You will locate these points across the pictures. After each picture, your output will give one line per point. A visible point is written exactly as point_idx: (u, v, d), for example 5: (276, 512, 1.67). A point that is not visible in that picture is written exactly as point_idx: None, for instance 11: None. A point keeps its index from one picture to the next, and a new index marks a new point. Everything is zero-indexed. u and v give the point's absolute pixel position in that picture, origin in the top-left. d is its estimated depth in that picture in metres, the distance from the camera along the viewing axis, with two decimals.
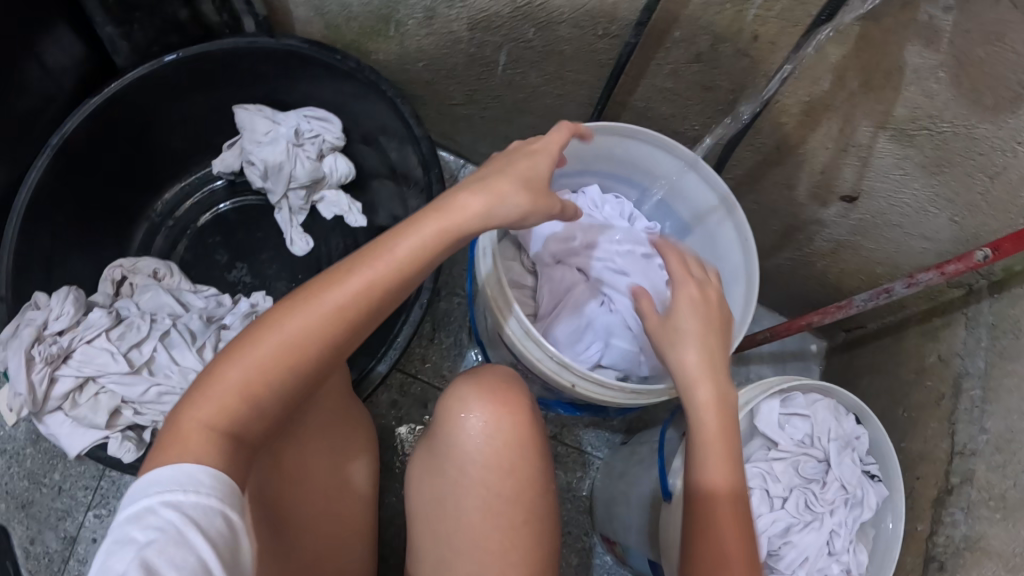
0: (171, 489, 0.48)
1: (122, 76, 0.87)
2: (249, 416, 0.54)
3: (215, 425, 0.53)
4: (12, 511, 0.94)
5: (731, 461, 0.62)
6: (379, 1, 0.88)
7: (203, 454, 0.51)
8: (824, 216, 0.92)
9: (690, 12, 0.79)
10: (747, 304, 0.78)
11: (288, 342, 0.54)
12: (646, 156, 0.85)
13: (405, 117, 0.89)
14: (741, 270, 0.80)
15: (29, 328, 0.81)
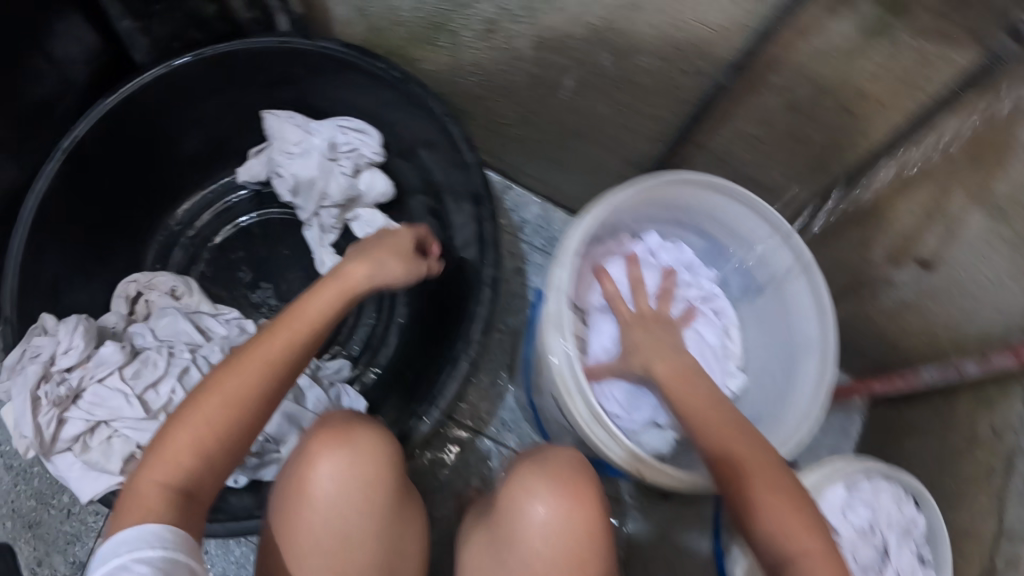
0: (145, 540, 0.50)
1: (139, 75, 0.80)
2: (202, 473, 0.55)
3: (171, 483, 0.54)
4: (18, 530, 0.88)
5: (760, 453, 0.63)
6: (433, 7, 0.80)
7: (161, 513, 0.52)
8: (896, 278, 0.85)
9: (793, 59, 0.71)
10: (818, 381, 0.74)
11: (230, 398, 0.56)
12: (721, 210, 0.79)
13: (455, 139, 0.81)
14: (814, 343, 0.76)
15: (34, 366, 0.73)
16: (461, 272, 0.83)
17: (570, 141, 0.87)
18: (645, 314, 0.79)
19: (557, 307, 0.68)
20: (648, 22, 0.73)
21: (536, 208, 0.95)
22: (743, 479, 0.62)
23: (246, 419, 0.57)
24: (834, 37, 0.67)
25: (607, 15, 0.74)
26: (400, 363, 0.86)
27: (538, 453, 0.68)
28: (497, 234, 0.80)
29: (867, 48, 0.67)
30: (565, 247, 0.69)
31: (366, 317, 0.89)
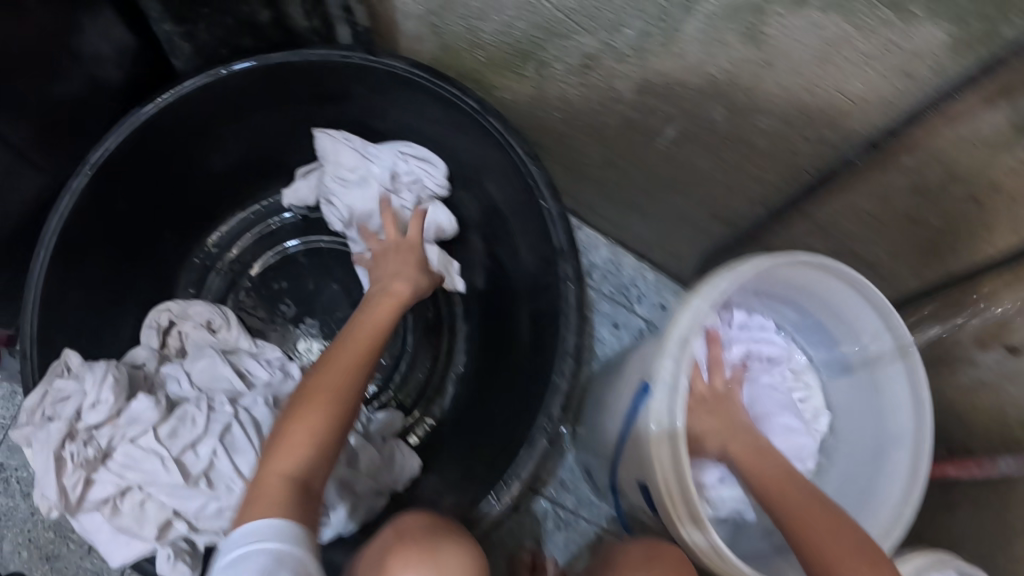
0: (268, 530, 0.47)
1: (179, 85, 0.70)
2: (320, 464, 0.54)
3: (294, 474, 0.52)
4: (34, 561, 0.79)
5: (834, 516, 0.64)
6: (522, 34, 0.72)
7: (287, 502, 0.50)
8: (980, 358, 0.73)
9: (933, 141, 0.63)
10: (912, 480, 0.69)
11: (329, 387, 0.57)
12: (821, 287, 0.73)
13: (536, 185, 0.71)
14: (909, 438, 0.71)
15: (59, 422, 0.64)
16: (535, 330, 0.76)
17: (668, 190, 0.84)
18: (707, 394, 0.76)
19: (666, 402, 0.62)
20: (779, 80, 0.66)
21: (605, 252, 0.97)
22: (817, 535, 0.63)
23: (348, 416, 0.57)
24: (984, 124, 0.59)
25: (730, 68, 0.67)
26: (464, 417, 0.81)
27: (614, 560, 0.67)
28: (583, 297, 0.70)
29: (1013, 140, 0.57)
30: (673, 328, 0.64)
31: (419, 368, 0.84)
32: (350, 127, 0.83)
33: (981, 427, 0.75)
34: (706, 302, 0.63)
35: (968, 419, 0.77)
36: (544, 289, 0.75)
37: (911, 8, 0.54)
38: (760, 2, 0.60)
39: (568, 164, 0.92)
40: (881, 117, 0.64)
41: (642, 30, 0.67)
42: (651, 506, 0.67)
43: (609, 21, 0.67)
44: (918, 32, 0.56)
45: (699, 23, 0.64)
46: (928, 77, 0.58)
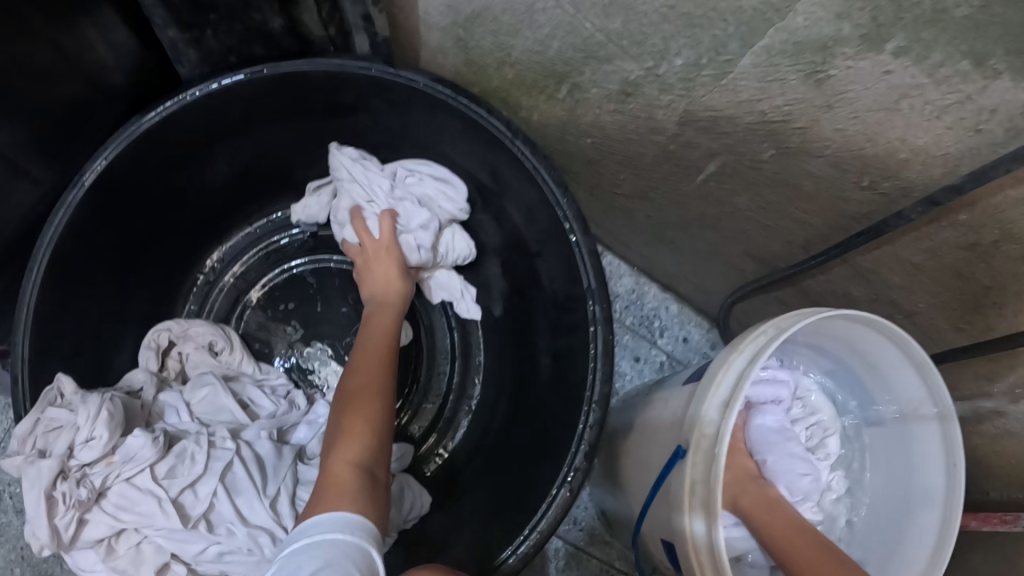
0: (352, 512, 0.49)
1: (181, 94, 0.65)
2: (378, 451, 0.58)
3: (358, 462, 0.55)
4: None
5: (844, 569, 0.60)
6: (556, 54, 0.67)
7: (358, 483, 0.53)
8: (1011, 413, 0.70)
9: (996, 201, 0.57)
10: (939, 543, 0.65)
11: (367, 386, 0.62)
12: (858, 339, 0.69)
13: (565, 219, 0.66)
14: (939, 500, 0.66)
15: (50, 460, 0.60)
16: (558, 370, 0.72)
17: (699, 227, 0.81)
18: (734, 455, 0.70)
19: (702, 467, 0.59)
20: (834, 124, 0.60)
21: (628, 280, 0.98)
22: None
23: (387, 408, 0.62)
24: None
25: (787, 108, 0.61)
26: (483, 453, 0.78)
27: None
28: (611, 340, 0.65)
29: None
30: (714, 389, 0.61)
31: (433, 398, 0.84)
32: (364, 139, 0.77)
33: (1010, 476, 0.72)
34: (745, 360, 0.60)
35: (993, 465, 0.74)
36: (568, 328, 0.70)
37: (994, 65, 0.47)
38: (826, 42, 0.53)
39: (599, 189, 0.88)
40: (942, 177, 0.57)
41: (691, 59, 0.61)
42: (676, 565, 0.65)
43: (657, 48, 0.61)
44: (997, 88, 0.47)
45: (755, 58, 0.58)
46: (997, 135, 0.50)
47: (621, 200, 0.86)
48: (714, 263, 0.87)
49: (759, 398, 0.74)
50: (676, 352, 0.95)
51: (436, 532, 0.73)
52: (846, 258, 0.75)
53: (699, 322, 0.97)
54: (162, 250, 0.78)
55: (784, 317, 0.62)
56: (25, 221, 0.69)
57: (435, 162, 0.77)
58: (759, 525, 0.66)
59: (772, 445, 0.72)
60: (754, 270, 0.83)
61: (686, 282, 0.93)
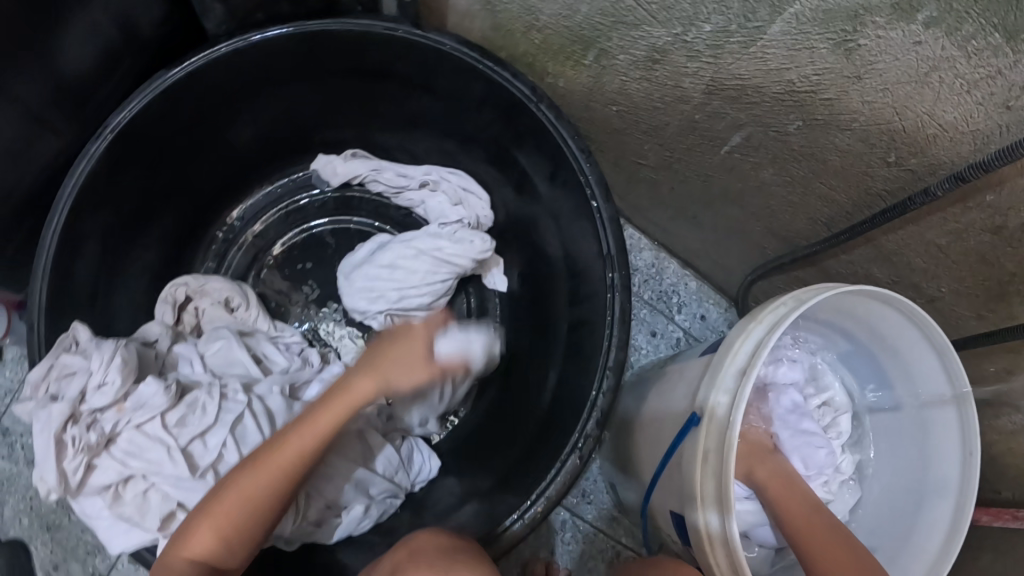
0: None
1: (207, 49, 0.65)
2: (234, 551, 0.54)
3: (201, 556, 0.53)
4: (35, 529, 0.78)
5: (852, 552, 0.60)
6: (585, 19, 0.66)
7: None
8: None
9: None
10: (951, 532, 0.63)
11: (248, 490, 0.54)
12: (879, 321, 0.67)
13: (587, 184, 0.66)
14: (952, 488, 0.65)
15: (61, 405, 0.61)
16: (574, 338, 0.71)
17: (720, 201, 0.81)
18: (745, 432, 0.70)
19: (716, 438, 0.57)
20: (864, 95, 0.59)
21: (648, 254, 0.95)
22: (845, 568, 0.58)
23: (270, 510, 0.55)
24: None
25: (815, 78, 0.60)
26: (493, 423, 0.78)
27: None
28: (628, 308, 0.65)
29: None
30: (731, 358, 0.60)
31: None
32: (389, 105, 0.77)
33: None
34: (765, 330, 0.59)
35: (1009, 463, 0.74)
36: (584, 296, 0.70)
37: None
38: (856, 11, 0.53)
39: (621, 161, 0.87)
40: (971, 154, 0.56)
41: (720, 26, 0.60)
42: (683, 538, 0.63)
43: (686, 13, 0.61)
44: None
45: (785, 25, 0.57)
46: None
47: (644, 172, 0.85)
48: (736, 241, 0.86)
49: (777, 377, 0.73)
50: (694, 329, 0.92)
51: (444, 499, 0.73)
52: (870, 236, 0.74)
53: (718, 301, 0.94)
54: (180, 210, 0.78)
55: (806, 288, 0.61)
56: (45, 173, 0.70)
57: (457, 129, 0.77)
58: (773, 501, 0.65)
59: (787, 423, 0.72)
60: (775, 249, 0.81)
61: (705, 259, 0.92)
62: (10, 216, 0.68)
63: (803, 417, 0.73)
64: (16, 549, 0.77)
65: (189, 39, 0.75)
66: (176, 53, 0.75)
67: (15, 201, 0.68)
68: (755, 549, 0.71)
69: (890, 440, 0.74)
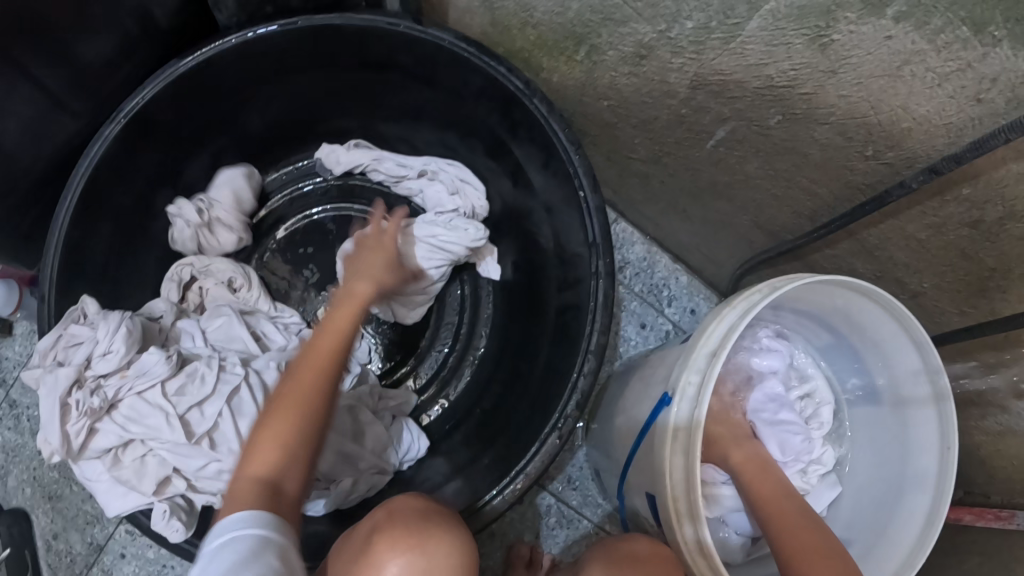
0: (245, 520, 0.48)
1: (218, 40, 0.69)
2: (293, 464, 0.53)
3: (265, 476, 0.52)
4: (38, 498, 0.81)
5: (816, 532, 0.61)
6: (576, 15, 0.70)
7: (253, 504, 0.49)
8: (1014, 407, 0.70)
9: (997, 177, 0.59)
10: (927, 524, 0.64)
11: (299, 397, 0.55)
12: (859, 312, 0.68)
13: (575, 173, 0.69)
14: (929, 479, 0.66)
15: (68, 369, 0.64)
16: (560, 323, 0.74)
17: (710, 196, 0.83)
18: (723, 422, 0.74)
19: (687, 415, 0.59)
20: (839, 89, 0.61)
21: (640, 248, 0.97)
22: (810, 545, 0.59)
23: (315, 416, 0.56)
24: None
25: (793, 73, 0.63)
26: (480, 409, 0.80)
27: (615, 548, 0.66)
28: (611, 294, 0.67)
29: None
30: (703, 341, 0.61)
31: (440, 345, 0.86)
32: (391, 98, 0.81)
33: (1010, 473, 0.73)
34: (738, 314, 0.60)
35: (993, 462, 0.75)
36: (572, 282, 0.73)
37: (994, 32, 0.49)
38: (829, 7, 0.56)
39: (615, 157, 0.90)
40: (940, 145, 0.58)
41: (701, 22, 0.63)
42: (655, 517, 0.65)
43: (669, 10, 0.64)
44: (997, 55, 0.50)
45: (763, 21, 0.60)
46: (997, 104, 0.52)
47: (636, 166, 0.88)
48: (726, 238, 0.88)
49: (755, 368, 0.78)
50: (683, 322, 0.94)
51: (433, 477, 0.75)
52: (852, 230, 0.76)
53: (708, 296, 0.96)
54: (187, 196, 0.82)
55: (784, 276, 0.63)
56: (61, 156, 0.74)
57: (456, 122, 0.80)
58: (746, 482, 0.68)
59: (764, 410, 0.76)
60: (763, 243, 0.83)
61: (697, 254, 0.94)
62: (25, 194, 0.72)
63: (785, 407, 0.76)
64: (18, 517, 0.80)
65: (203, 33, 0.79)
66: (190, 45, 0.79)
67: (30, 180, 0.71)
68: (732, 537, 0.73)
69: (869, 433, 0.75)
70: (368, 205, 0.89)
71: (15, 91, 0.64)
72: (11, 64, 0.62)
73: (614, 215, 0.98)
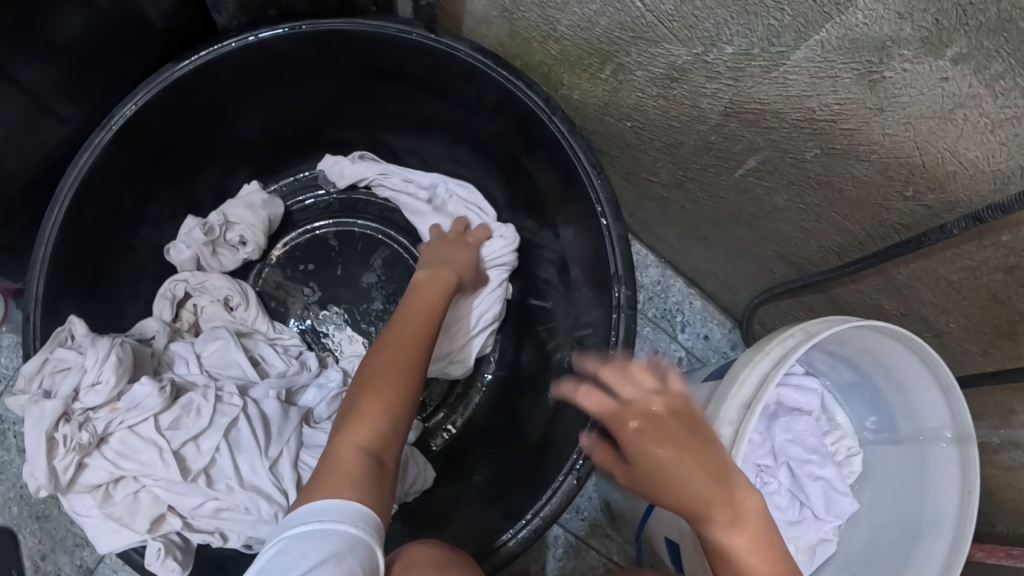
0: (349, 504, 0.48)
1: (217, 42, 0.64)
2: (391, 439, 0.55)
3: (367, 447, 0.53)
4: (25, 518, 0.78)
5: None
6: (604, 33, 0.66)
7: (362, 477, 0.50)
8: None
9: None
10: (947, 570, 0.63)
11: (401, 369, 0.58)
12: (885, 358, 0.67)
13: (597, 200, 0.64)
14: (948, 524, 0.64)
15: (55, 402, 0.60)
16: (576, 355, 0.71)
17: (731, 218, 0.80)
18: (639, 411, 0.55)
19: None
20: (885, 129, 0.57)
21: (654, 271, 0.96)
22: None
23: (411, 393, 0.57)
24: None
25: (836, 107, 0.58)
26: (489, 437, 0.78)
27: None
28: (633, 330, 0.64)
29: None
30: (736, 389, 0.58)
31: None
32: (400, 107, 0.76)
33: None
34: (772, 362, 0.57)
35: (1008, 501, 0.73)
36: (588, 313, 0.69)
37: None
38: (884, 42, 0.51)
39: (632, 173, 0.86)
40: (989, 193, 0.54)
41: (742, 48, 0.59)
42: (677, 565, 0.63)
43: (708, 33, 0.59)
44: None
45: (810, 52, 0.56)
46: None
47: (655, 187, 0.84)
48: (743, 262, 0.85)
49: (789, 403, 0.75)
50: (697, 348, 0.93)
51: (437, 510, 0.73)
52: (880, 268, 0.73)
53: (722, 321, 0.95)
54: (182, 204, 0.77)
55: (813, 319, 0.60)
56: (50, 164, 0.69)
57: (468, 136, 0.76)
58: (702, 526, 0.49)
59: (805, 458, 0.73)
60: (784, 274, 0.81)
61: (712, 274, 0.91)
62: (8, 206, 0.67)
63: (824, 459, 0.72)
64: (5, 538, 0.77)
65: (203, 32, 0.74)
66: (188, 45, 0.74)
67: (14, 190, 0.66)
68: None
69: (882, 473, 0.74)
70: (372, 220, 0.84)
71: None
72: None
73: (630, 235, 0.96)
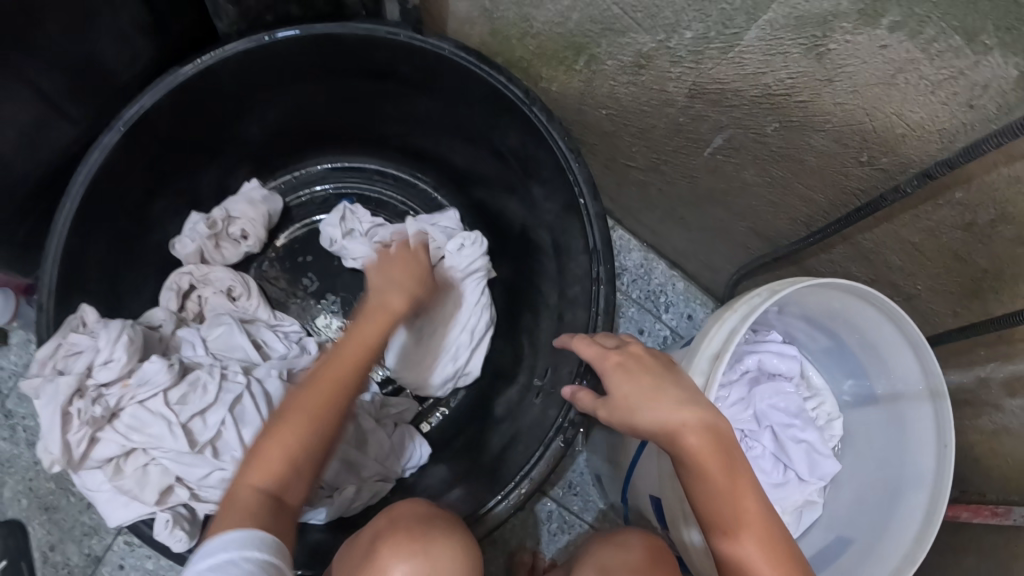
0: (244, 536, 0.50)
1: (221, 49, 0.69)
2: (294, 479, 0.54)
3: (265, 487, 0.53)
4: (33, 510, 0.81)
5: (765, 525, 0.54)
6: (576, 26, 0.71)
7: (253, 516, 0.52)
8: (1006, 405, 0.70)
9: (991, 180, 0.59)
10: (927, 525, 0.64)
11: (308, 413, 0.55)
12: (854, 318, 0.70)
13: (575, 180, 0.69)
14: (927, 479, 0.66)
15: (69, 378, 0.63)
16: (560, 327, 0.75)
17: (704, 198, 0.85)
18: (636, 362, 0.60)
19: None
20: (837, 99, 0.62)
21: (637, 255, 1.01)
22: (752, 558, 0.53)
23: (326, 433, 0.55)
24: None
25: (790, 81, 0.63)
26: (483, 417, 0.81)
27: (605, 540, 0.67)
28: (613, 300, 0.68)
29: None
30: (706, 343, 0.61)
31: None
32: (390, 106, 0.82)
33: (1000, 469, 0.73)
34: (739, 318, 0.60)
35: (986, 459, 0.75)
36: (570, 286, 0.73)
37: (985, 41, 0.49)
38: (827, 17, 0.56)
39: (612, 161, 0.91)
40: (934, 149, 0.58)
41: (701, 32, 0.64)
42: (661, 520, 0.65)
43: (669, 20, 0.65)
44: (988, 62, 0.50)
45: (762, 31, 0.61)
46: (988, 111, 0.53)
47: (634, 173, 0.90)
48: (722, 242, 0.89)
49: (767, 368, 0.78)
50: (680, 327, 0.98)
51: (433, 485, 0.75)
52: (847, 235, 0.77)
53: (704, 302, 0.99)
54: (185, 202, 0.82)
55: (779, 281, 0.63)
56: (62, 164, 0.74)
57: (454, 129, 0.81)
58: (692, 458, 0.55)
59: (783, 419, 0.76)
60: (760, 248, 0.85)
61: (693, 257, 0.96)
62: (22, 202, 0.72)
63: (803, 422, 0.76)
64: (14, 529, 0.80)
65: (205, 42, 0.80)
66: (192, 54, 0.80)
67: (29, 187, 0.71)
68: None
69: (863, 436, 0.76)
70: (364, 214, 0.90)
71: (20, 100, 0.65)
72: (13, 71, 0.62)
73: (612, 223, 1.01)
